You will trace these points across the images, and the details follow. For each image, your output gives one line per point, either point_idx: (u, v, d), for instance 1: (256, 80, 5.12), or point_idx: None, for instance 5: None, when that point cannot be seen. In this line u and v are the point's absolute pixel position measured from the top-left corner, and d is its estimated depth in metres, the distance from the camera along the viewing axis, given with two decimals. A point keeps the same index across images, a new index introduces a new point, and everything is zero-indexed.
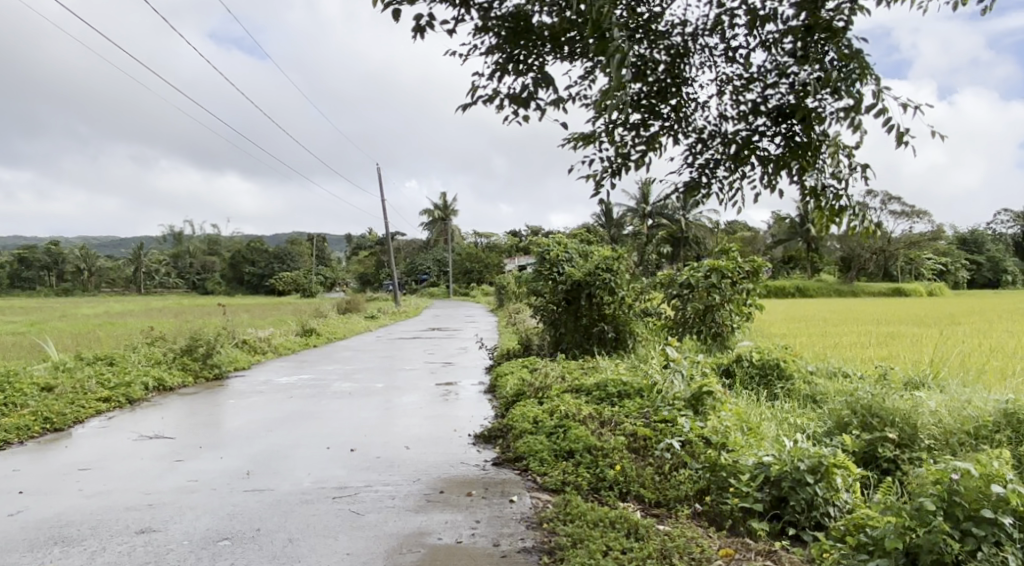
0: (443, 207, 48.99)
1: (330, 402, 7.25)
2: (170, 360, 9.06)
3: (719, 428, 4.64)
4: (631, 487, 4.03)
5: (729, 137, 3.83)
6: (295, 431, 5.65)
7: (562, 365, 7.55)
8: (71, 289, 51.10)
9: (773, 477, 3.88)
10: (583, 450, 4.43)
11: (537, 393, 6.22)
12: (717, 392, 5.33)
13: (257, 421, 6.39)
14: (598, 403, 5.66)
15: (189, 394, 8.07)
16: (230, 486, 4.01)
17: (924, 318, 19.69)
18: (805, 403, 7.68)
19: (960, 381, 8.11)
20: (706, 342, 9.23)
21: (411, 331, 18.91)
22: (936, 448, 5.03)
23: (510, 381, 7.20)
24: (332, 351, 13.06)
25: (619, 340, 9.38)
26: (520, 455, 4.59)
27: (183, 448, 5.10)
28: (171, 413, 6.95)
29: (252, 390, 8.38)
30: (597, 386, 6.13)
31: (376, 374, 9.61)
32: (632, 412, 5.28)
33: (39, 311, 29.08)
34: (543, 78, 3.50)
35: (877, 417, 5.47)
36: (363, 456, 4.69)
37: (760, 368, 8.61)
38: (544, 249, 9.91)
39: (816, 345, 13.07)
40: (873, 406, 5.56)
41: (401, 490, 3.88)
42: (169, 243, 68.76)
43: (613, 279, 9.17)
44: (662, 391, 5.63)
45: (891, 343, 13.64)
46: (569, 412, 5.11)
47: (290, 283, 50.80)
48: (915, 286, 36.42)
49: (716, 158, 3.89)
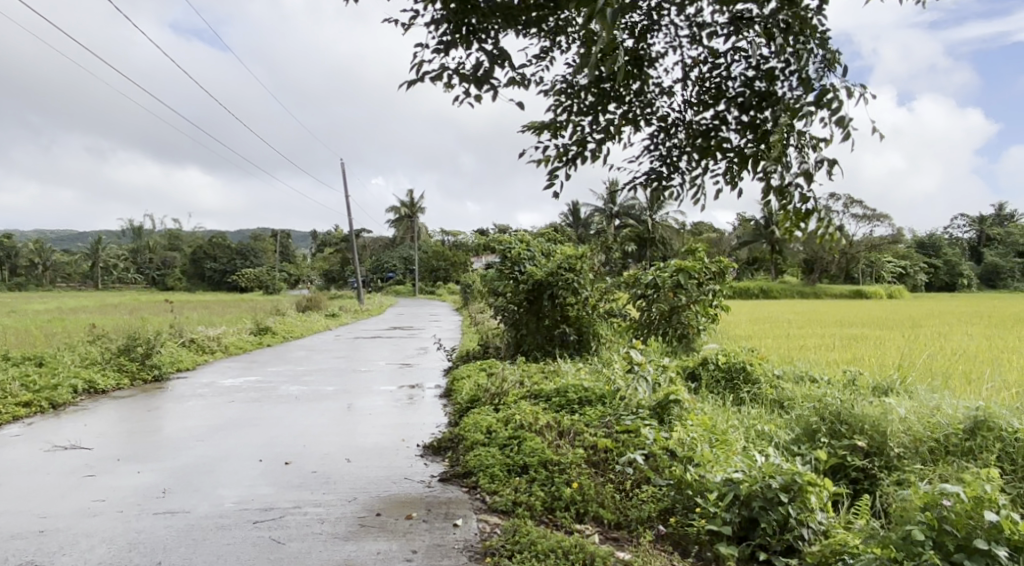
0: (410, 204, 48.19)
1: (274, 407, 6.79)
2: (105, 360, 8.47)
3: (685, 440, 4.34)
4: (590, 508, 3.68)
5: (693, 126, 3.56)
6: (227, 440, 5.19)
7: (522, 369, 7.19)
8: (23, 284, 49.29)
9: (742, 495, 3.57)
10: (537, 465, 4.06)
11: (493, 399, 5.85)
12: (683, 400, 5.04)
13: (190, 427, 5.90)
14: (557, 411, 5.32)
15: (123, 397, 7.51)
16: (139, 508, 3.57)
17: (887, 320, 19.75)
18: (772, 409, 7.43)
19: (928, 387, 7.94)
20: (671, 343, 8.96)
21: (373, 330, 18.39)
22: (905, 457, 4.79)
23: (466, 385, 6.82)
24: (286, 351, 12.51)
25: (583, 342, 9.04)
26: (469, 471, 4.20)
27: (99, 460, 4.61)
28: (98, 418, 6.41)
29: (193, 392, 7.85)
30: (558, 392, 5.79)
31: (329, 376, 9.14)
32: (593, 421, 4.95)
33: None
34: (497, 55, 3.18)
35: (845, 424, 5.22)
36: (298, 471, 4.28)
37: (726, 371, 8.37)
38: (506, 246, 9.55)
39: (781, 347, 12.93)
40: (840, 413, 5.31)
41: (332, 512, 3.48)
42: (128, 237, 66.83)
43: (577, 279, 8.85)
44: (626, 398, 5.33)
45: (855, 345, 13.57)
46: (525, 422, 4.75)
47: (253, 280, 49.64)
48: (875, 288, 36.92)
49: (679, 147, 3.63)
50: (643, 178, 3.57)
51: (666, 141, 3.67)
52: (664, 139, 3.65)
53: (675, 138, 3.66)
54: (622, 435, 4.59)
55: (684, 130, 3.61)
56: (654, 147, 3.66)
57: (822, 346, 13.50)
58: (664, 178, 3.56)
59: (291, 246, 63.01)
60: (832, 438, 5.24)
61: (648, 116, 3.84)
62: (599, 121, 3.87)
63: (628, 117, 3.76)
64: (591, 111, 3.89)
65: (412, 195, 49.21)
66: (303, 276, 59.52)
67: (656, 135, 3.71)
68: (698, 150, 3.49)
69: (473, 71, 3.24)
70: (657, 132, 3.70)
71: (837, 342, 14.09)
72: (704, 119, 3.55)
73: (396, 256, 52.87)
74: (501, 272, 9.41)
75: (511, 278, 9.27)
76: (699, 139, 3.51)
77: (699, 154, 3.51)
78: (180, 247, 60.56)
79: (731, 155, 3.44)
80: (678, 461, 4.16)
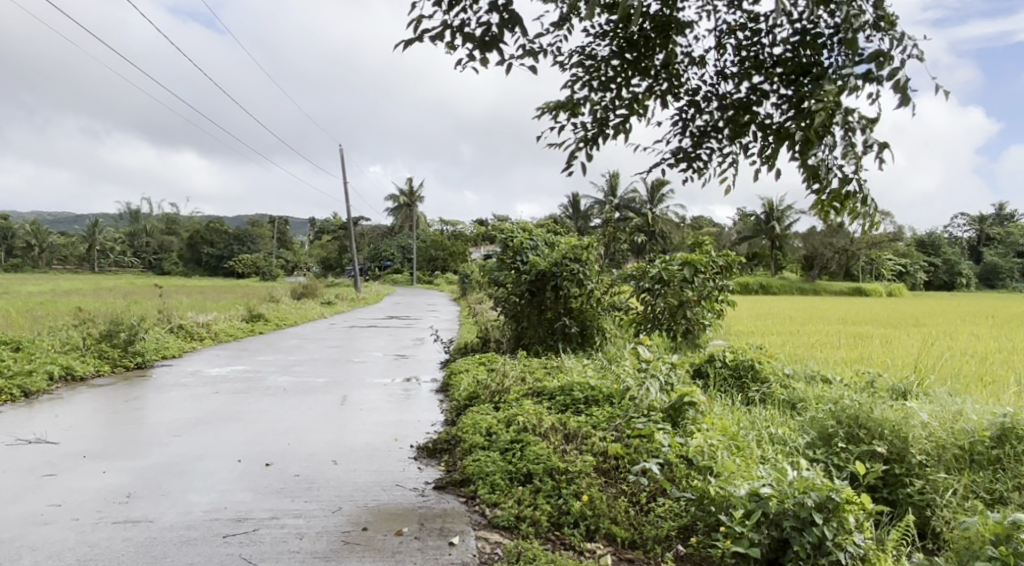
0: (409, 192, 47.53)
1: (260, 400, 6.40)
2: (85, 345, 8.05)
3: (706, 448, 3.99)
4: (601, 524, 3.31)
5: (726, 99, 3.18)
6: (206, 436, 4.80)
7: (524, 364, 6.81)
8: (19, 266, 48.74)
9: (771, 514, 3.22)
10: (543, 473, 3.68)
11: (492, 396, 5.47)
12: (698, 402, 4.68)
13: (168, 421, 5.50)
14: (561, 411, 4.96)
15: (102, 386, 7.09)
16: (97, 515, 3.18)
17: (888, 319, 19.46)
18: (784, 410, 7.06)
19: (947, 391, 7.57)
20: (676, 339, 8.59)
21: (369, 319, 17.91)
22: (929, 465, 4.42)
23: (464, 380, 6.46)
24: (277, 340, 12.10)
25: (586, 336, 8.63)
26: (467, 478, 3.82)
27: (63, 456, 4.20)
28: (72, 408, 6.00)
29: (176, 382, 7.44)
30: (562, 390, 5.44)
31: (320, 367, 8.74)
32: (602, 424, 4.60)
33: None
34: (510, 17, 2.79)
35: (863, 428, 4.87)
36: (279, 474, 3.90)
37: (733, 369, 8.01)
38: (508, 235, 9.16)
39: (785, 345, 12.58)
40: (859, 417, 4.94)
41: (313, 525, 3.12)
42: (126, 220, 66.25)
43: (582, 270, 8.43)
44: (635, 399, 4.97)
45: (860, 344, 13.22)
46: (529, 425, 4.38)
47: (250, 265, 49.16)
48: (876, 286, 36.53)
49: (710, 124, 3.26)
50: (669, 157, 3.22)
51: (695, 116, 3.30)
52: (694, 115, 3.28)
53: (706, 114, 3.29)
54: (633, 443, 4.22)
55: (717, 105, 3.23)
56: (682, 123, 3.30)
57: (827, 344, 13.16)
58: (694, 158, 3.21)
59: (289, 232, 62.40)
60: (851, 443, 4.87)
61: (676, 90, 3.47)
62: (622, 95, 3.51)
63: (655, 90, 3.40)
64: (613, 84, 3.51)
65: (411, 183, 48.65)
66: (300, 262, 59.05)
67: (685, 111, 3.33)
68: (731, 128, 3.11)
69: (481, 34, 2.85)
70: (685, 106, 3.33)
71: (842, 341, 13.74)
72: (739, 93, 3.17)
73: (394, 244, 52.40)
74: (504, 262, 9.02)
75: (514, 268, 8.89)
76: (733, 115, 3.13)
77: (733, 132, 3.14)
78: (178, 231, 59.90)
79: (767, 133, 3.05)
80: (696, 474, 3.81)
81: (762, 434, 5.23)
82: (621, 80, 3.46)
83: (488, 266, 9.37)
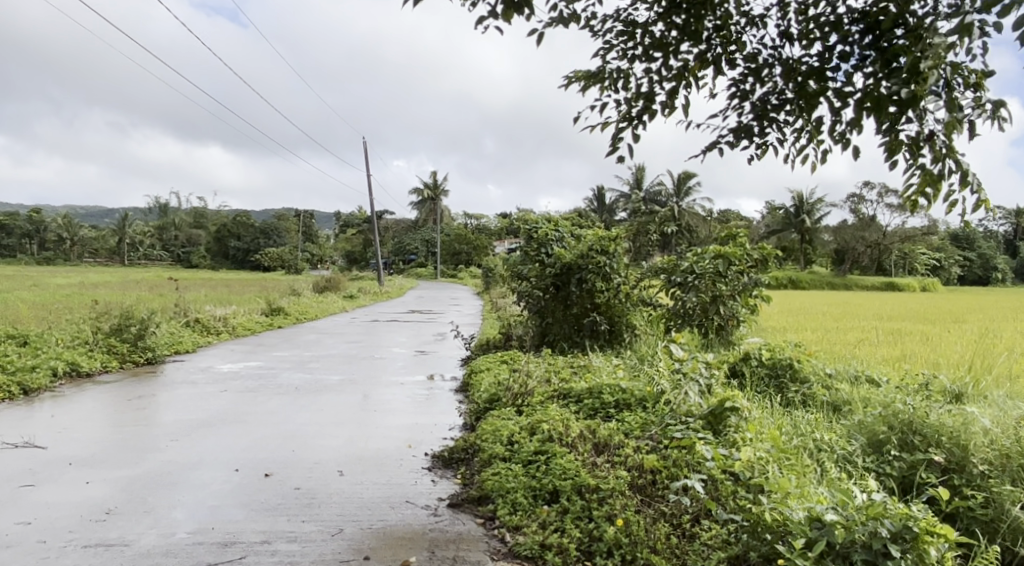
0: (433, 185, 47.09)
1: (268, 399, 6.06)
2: (94, 340, 7.78)
3: (755, 462, 3.55)
4: (637, 553, 2.86)
5: (793, 65, 2.74)
6: (206, 440, 4.45)
7: (548, 363, 6.39)
8: (51, 259, 49.44)
9: (838, 545, 2.79)
10: (571, 491, 3.25)
11: (515, 399, 5.06)
12: (742, 408, 4.20)
13: (171, 422, 5.17)
14: (589, 417, 4.54)
15: (108, 383, 6.80)
16: (68, 538, 2.83)
17: (925, 314, 18.70)
18: (827, 414, 6.56)
19: (1004, 393, 7.00)
20: (708, 336, 8.07)
21: (390, 314, 17.59)
22: (994, 476, 3.98)
23: (485, 380, 6.07)
24: (295, 335, 11.80)
25: (613, 333, 8.16)
26: (486, 495, 3.42)
27: (47, 463, 3.86)
28: (73, 408, 5.69)
29: (186, 379, 7.13)
30: (589, 394, 5.04)
31: (335, 364, 8.39)
32: (636, 434, 4.20)
33: (15, 282, 27.49)
34: None
35: (919, 434, 4.48)
36: (278, 487, 3.53)
37: (770, 368, 7.51)
38: (532, 227, 8.72)
39: (822, 342, 12.00)
40: (914, 422, 4.54)
41: (308, 552, 2.75)
42: (156, 214, 66.97)
43: (609, 263, 7.97)
44: (672, 406, 4.52)
45: (900, 342, 12.57)
46: (556, 433, 3.96)
47: (276, 259, 49.35)
48: (910, 281, 35.43)
49: (773, 94, 2.83)
50: (727, 134, 2.82)
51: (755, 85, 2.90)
52: (754, 85, 2.86)
53: (768, 82, 2.86)
54: (671, 457, 3.79)
55: (781, 71, 2.80)
56: (740, 94, 2.90)
57: (865, 341, 12.53)
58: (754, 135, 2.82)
59: (314, 227, 62.47)
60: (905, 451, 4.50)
61: (731, 55, 3.04)
62: (667, 65, 3.13)
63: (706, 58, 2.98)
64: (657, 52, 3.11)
65: (434, 177, 48.34)
66: (325, 256, 59.16)
67: (744, 81, 2.91)
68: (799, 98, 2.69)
69: None
70: (743, 75, 2.91)
71: (880, 338, 13.10)
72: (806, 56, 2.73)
73: (418, 238, 52.23)
74: (527, 255, 8.59)
75: (537, 261, 8.45)
76: (801, 82, 2.70)
77: (800, 103, 2.71)
78: (205, 224, 60.22)
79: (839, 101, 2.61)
80: (745, 492, 3.39)
81: (808, 438, 4.77)
82: (667, 48, 3.06)
83: (511, 259, 8.94)
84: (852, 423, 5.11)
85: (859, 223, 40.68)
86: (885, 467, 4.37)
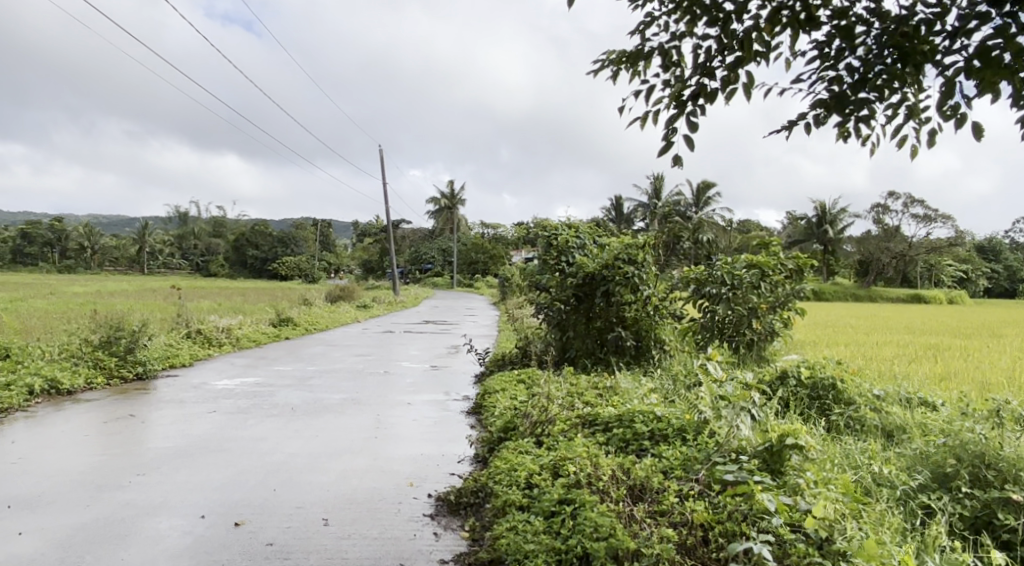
0: (450, 195, 46.32)
1: (257, 422, 5.45)
2: (80, 354, 7.22)
3: (831, 517, 2.92)
4: None
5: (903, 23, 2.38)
6: (176, 475, 3.85)
7: (570, 384, 5.73)
8: (71, 266, 49.61)
9: None
10: (605, 558, 2.62)
11: (532, 426, 4.41)
12: (803, 444, 3.55)
13: (144, 449, 4.58)
14: (619, 453, 3.90)
15: (89, 401, 6.21)
16: None
17: (960, 328, 17.79)
18: (880, 441, 5.85)
19: None
20: (739, 352, 7.39)
21: (405, 324, 17.07)
22: None
23: (500, 402, 5.43)
24: (301, 347, 11.17)
25: (640, 349, 7.48)
26: (498, 559, 2.82)
27: None
28: (39, 430, 5.12)
29: (175, 397, 6.54)
30: (619, 422, 4.39)
31: (338, 381, 7.77)
32: (678, 475, 3.55)
33: (38, 290, 27.34)
34: None
35: (994, 468, 3.91)
36: (245, 542, 2.93)
37: (809, 389, 6.80)
38: (552, 232, 8.06)
39: (859, 358, 11.20)
40: (987, 454, 3.99)
41: None
42: (176, 222, 67.15)
43: (637, 273, 7.26)
44: (719, 438, 3.86)
45: (941, 358, 11.73)
46: (584, 477, 3.29)
47: (293, 268, 49.22)
48: (937, 293, 34.29)
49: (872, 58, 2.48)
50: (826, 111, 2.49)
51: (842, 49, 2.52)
52: (847, 50, 2.49)
53: (862, 44, 2.50)
54: (724, 509, 3.11)
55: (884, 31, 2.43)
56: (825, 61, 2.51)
57: (903, 357, 11.71)
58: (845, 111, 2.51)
59: (332, 235, 62.11)
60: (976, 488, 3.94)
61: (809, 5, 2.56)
62: (729, 31, 2.64)
63: (782, 18, 2.52)
64: (718, 14, 2.59)
65: (451, 186, 47.81)
66: (342, 264, 58.92)
67: (828, 44, 2.53)
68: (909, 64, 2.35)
69: None
70: (829, 38, 2.51)
71: (919, 354, 12.26)
72: (915, 13, 2.38)
73: (434, 248, 51.71)
74: (545, 263, 7.93)
75: (557, 271, 7.76)
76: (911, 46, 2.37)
77: (912, 71, 2.39)
78: (223, 232, 60.08)
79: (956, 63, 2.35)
80: (821, 558, 2.75)
81: (869, 472, 4.12)
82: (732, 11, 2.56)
83: (529, 268, 8.27)
84: (914, 452, 4.48)
85: (884, 233, 39.62)
86: (958, 508, 3.72)
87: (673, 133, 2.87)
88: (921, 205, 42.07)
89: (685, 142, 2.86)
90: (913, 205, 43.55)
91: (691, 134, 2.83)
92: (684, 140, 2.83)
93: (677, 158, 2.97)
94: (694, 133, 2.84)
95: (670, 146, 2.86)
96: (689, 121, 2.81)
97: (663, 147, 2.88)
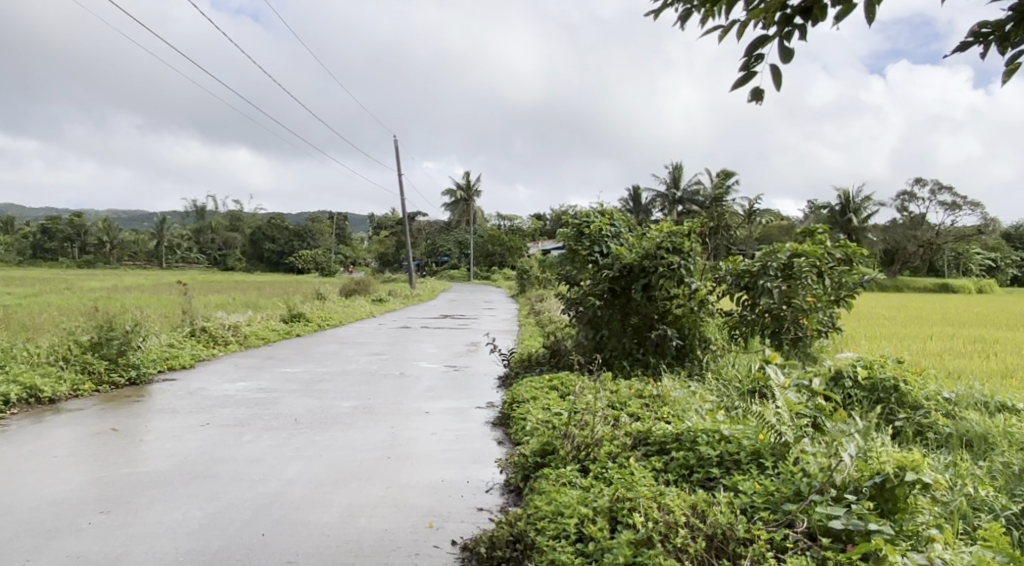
0: (466, 186, 45.22)
1: (254, 437, 4.79)
2: (67, 358, 6.59)
3: None
4: None
5: None
6: (150, 512, 3.22)
7: (609, 392, 4.98)
8: (89, 262, 49.31)
9: None
10: None
11: (574, 449, 3.68)
12: (924, 479, 2.78)
13: (119, 473, 3.94)
14: (686, 489, 3.15)
15: (69, 412, 5.57)
16: None
17: (1003, 318, 16.77)
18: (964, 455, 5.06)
19: None
20: (790, 352, 6.59)
21: (422, 318, 16.39)
22: None
23: (532, 415, 4.69)
24: (310, 345, 10.50)
25: (682, 348, 6.73)
26: None
27: None
28: (6, 449, 4.48)
29: (166, 406, 5.90)
30: (678, 446, 3.65)
31: (348, 384, 7.08)
32: (767, 519, 2.80)
33: (52, 284, 26.83)
34: None
35: None
36: None
37: (866, 391, 5.77)
38: (583, 220, 7.23)
39: (910, 354, 10.29)
40: None
41: None
42: (193, 216, 66.93)
43: (683, 264, 6.46)
44: (810, 468, 3.10)
45: (998, 352, 10.80)
46: (656, 531, 2.58)
47: (309, 260, 48.76)
48: (967, 282, 33.07)
49: None
50: None
51: None
52: None
53: None
54: None
55: None
56: None
57: (958, 352, 10.80)
58: None
59: (348, 228, 61.59)
60: None
61: None
62: None
63: None
64: None
65: (467, 178, 46.95)
66: (359, 257, 58.37)
67: None
68: None
69: None
70: None
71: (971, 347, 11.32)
72: None
73: (450, 239, 50.98)
74: (574, 255, 7.17)
75: (589, 262, 7.02)
76: None
77: None
78: (240, 225, 59.64)
79: None
80: None
81: (964, 495, 3.30)
82: None
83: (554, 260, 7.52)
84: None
85: (912, 220, 38.34)
86: None
87: (756, 61, 2.27)
88: (950, 191, 40.72)
89: (772, 73, 2.26)
90: (941, 192, 42.18)
91: (781, 64, 2.23)
92: (770, 70, 2.25)
93: (757, 94, 2.37)
94: (785, 63, 2.23)
95: (751, 78, 2.29)
96: (782, 45, 2.20)
97: (742, 77, 2.32)
